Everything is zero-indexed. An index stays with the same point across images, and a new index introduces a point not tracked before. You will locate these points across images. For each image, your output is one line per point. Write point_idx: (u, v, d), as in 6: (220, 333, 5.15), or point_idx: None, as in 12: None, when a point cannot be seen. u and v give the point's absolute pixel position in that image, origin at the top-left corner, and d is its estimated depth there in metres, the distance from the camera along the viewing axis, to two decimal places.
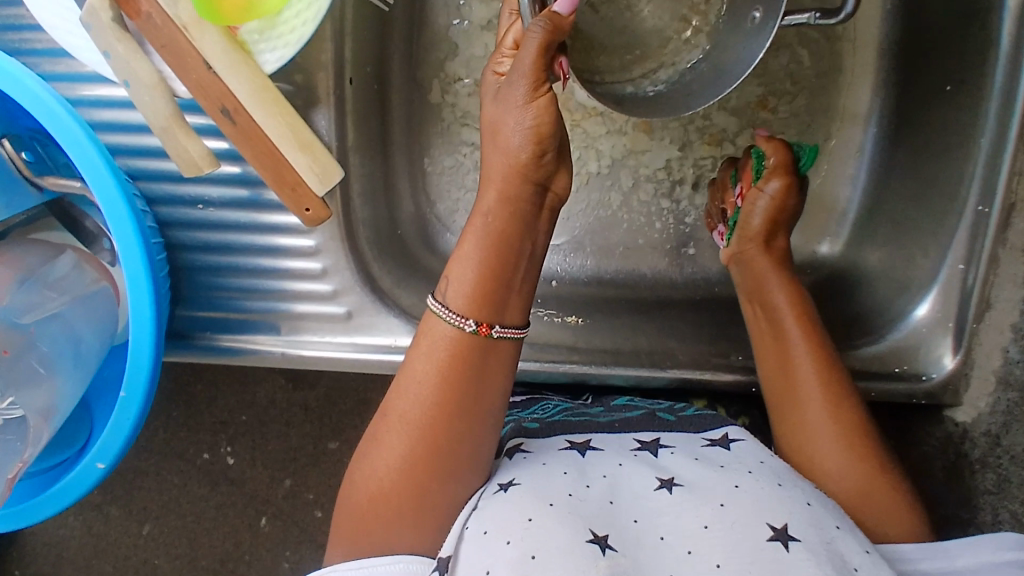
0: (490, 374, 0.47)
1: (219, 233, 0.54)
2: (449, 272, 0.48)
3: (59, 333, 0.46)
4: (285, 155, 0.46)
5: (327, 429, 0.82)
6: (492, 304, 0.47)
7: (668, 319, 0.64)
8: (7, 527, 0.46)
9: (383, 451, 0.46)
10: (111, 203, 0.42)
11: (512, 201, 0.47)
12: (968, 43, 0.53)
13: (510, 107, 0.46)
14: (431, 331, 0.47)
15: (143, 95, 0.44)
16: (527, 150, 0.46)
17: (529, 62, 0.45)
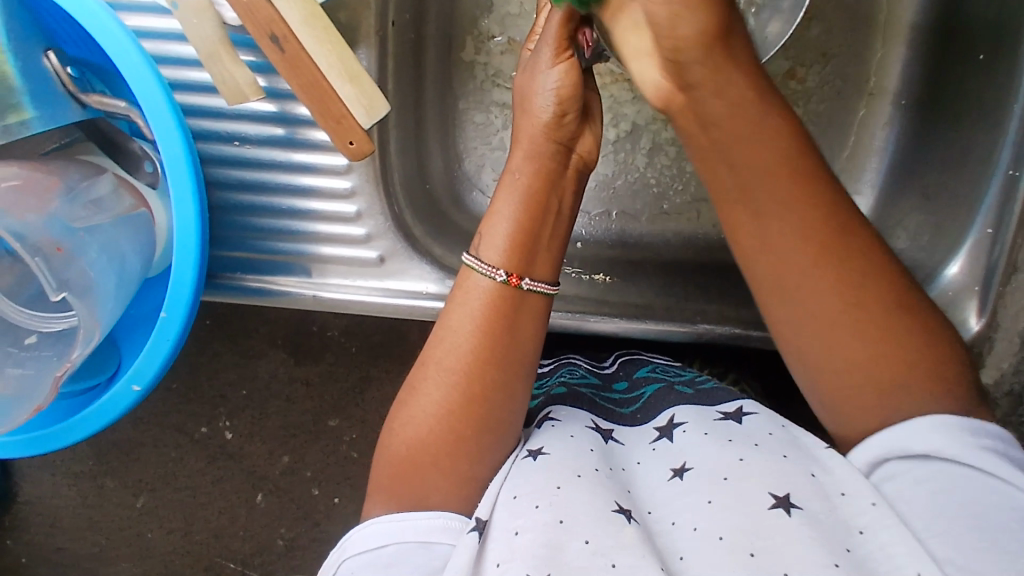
0: (524, 325, 0.45)
1: (254, 172, 0.54)
2: (483, 230, 0.47)
3: (107, 246, 0.45)
4: (332, 87, 0.46)
5: (327, 406, 0.81)
6: (523, 256, 0.46)
7: (688, 285, 0.64)
8: (43, 448, 0.46)
9: (420, 404, 0.44)
10: (161, 119, 0.43)
11: (539, 159, 0.47)
12: (1005, 7, 0.53)
13: (535, 74, 0.48)
14: (464, 282, 0.46)
15: (192, 19, 0.45)
16: (549, 110, 0.47)
17: (551, 30, 0.46)
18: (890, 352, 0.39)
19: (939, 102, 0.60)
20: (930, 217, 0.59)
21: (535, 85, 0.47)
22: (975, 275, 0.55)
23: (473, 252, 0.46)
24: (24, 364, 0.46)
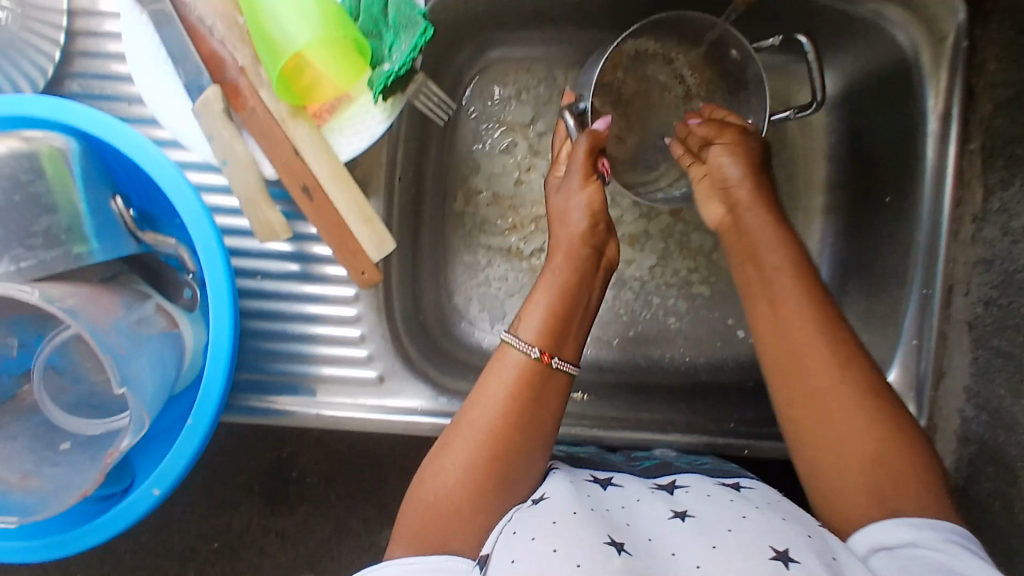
0: (551, 396, 0.52)
1: (271, 301, 0.61)
2: (522, 316, 0.55)
3: (154, 351, 0.48)
4: (350, 227, 0.54)
5: (303, 560, 0.84)
6: (554, 339, 0.54)
7: (660, 404, 0.71)
8: (60, 554, 0.49)
9: (452, 461, 0.50)
10: (209, 254, 0.49)
11: (576, 260, 0.57)
12: (900, 162, 0.65)
13: (570, 194, 0.59)
14: (503, 357, 0.53)
15: (237, 172, 0.53)
16: (584, 222, 0.58)
17: (580, 160, 0.59)
18: (815, 357, 0.48)
19: (861, 238, 0.71)
20: (865, 334, 0.67)
21: (571, 203, 0.59)
22: (908, 384, 0.63)
23: (512, 331, 0.54)
24: (56, 464, 0.49)
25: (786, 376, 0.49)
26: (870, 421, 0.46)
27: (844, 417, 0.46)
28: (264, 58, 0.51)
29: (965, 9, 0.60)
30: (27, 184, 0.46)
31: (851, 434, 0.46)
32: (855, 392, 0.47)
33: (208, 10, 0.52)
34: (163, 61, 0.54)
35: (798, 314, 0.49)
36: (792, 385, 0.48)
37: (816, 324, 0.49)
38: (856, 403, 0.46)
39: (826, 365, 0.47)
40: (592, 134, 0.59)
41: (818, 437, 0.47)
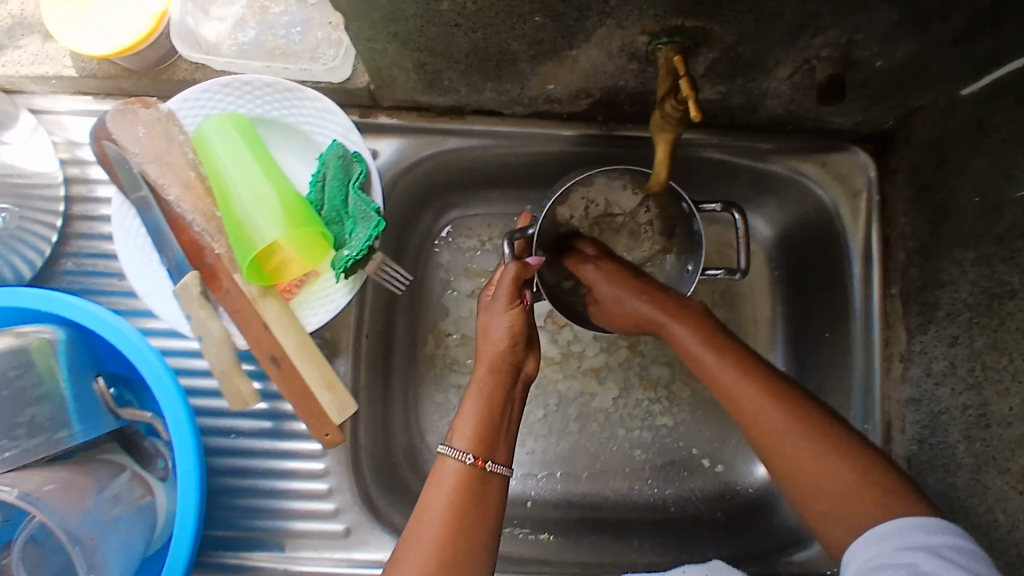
0: (488, 500, 0.55)
1: (244, 458, 0.65)
2: (453, 426, 0.58)
3: (122, 534, 0.53)
4: (314, 393, 0.59)
5: None
6: (486, 445, 0.56)
7: (626, 543, 0.73)
8: None
9: (403, 568, 0.51)
10: (181, 428, 0.54)
11: (497, 375, 0.60)
12: (832, 301, 0.70)
13: (493, 314, 0.61)
14: (441, 469, 0.56)
15: (212, 347, 0.58)
16: (505, 339, 0.60)
17: (506, 286, 0.60)
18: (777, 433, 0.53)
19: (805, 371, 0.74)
20: None
21: (495, 323, 0.60)
22: None
23: (447, 443, 0.57)
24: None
25: (768, 454, 0.53)
26: (843, 468, 0.50)
27: (820, 473, 0.50)
28: (236, 247, 0.57)
29: (874, 168, 0.68)
30: (17, 376, 0.52)
31: (831, 487, 0.50)
32: (815, 445, 0.51)
33: (188, 205, 0.58)
34: (145, 243, 0.61)
35: (745, 396, 0.55)
36: (772, 459, 0.53)
37: (761, 389, 0.55)
38: (824, 455, 0.51)
39: (786, 432, 0.52)
40: (519, 264, 0.61)
41: (812, 504, 0.51)
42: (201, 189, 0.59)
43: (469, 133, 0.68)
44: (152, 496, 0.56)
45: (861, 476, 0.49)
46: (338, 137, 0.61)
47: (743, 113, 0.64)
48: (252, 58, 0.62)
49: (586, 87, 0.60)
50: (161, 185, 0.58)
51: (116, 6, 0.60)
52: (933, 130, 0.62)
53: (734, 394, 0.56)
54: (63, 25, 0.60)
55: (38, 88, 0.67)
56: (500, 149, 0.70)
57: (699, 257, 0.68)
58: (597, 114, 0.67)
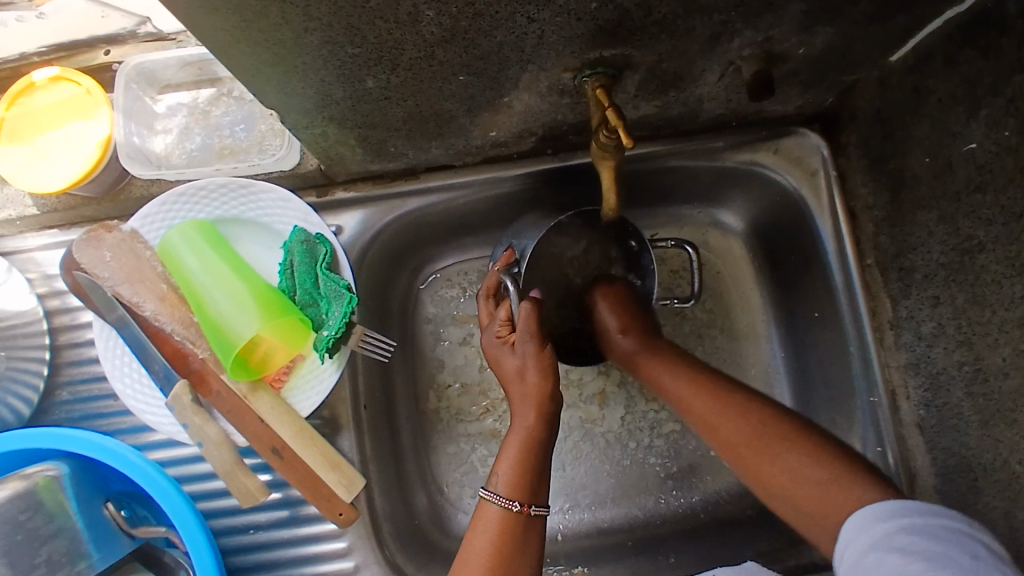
0: (528, 547, 0.54)
1: (267, 551, 0.65)
2: (495, 469, 0.57)
3: None
4: (320, 476, 0.59)
5: None
6: (529, 488, 0.56)
7: (661, 560, 0.73)
8: None
9: None
10: (193, 533, 0.55)
11: (542, 416, 0.59)
12: (815, 281, 0.70)
13: (522, 356, 0.60)
14: (483, 513, 0.55)
15: (213, 450, 0.59)
16: (546, 381, 0.60)
17: (530, 326, 0.60)
18: (746, 438, 0.55)
19: (805, 354, 0.74)
20: None
21: (529, 365, 0.60)
22: None
23: (487, 486, 0.56)
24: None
25: (739, 460, 0.55)
26: (809, 464, 0.51)
27: (787, 472, 0.52)
28: (217, 350, 0.58)
29: (826, 146, 0.69)
30: (28, 518, 0.52)
31: (802, 488, 0.50)
32: (779, 449, 0.53)
33: (165, 316, 0.59)
34: (133, 360, 0.62)
35: (712, 416, 0.57)
36: (743, 470, 0.55)
37: (734, 408, 0.57)
38: (798, 460, 0.52)
39: (749, 440, 0.55)
40: (533, 300, 0.61)
41: (786, 507, 0.52)
42: (175, 299, 0.60)
43: (427, 190, 0.69)
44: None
45: (836, 477, 0.49)
46: (300, 222, 0.62)
47: (686, 120, 0.65)
48: (202, 163, 0.63)
49: (527, 127, 0.61)
50: (135, 303, 0.59)
51: (69, 141, 0.62)
52: (872, 100, 0.63)
53: (695, 407, 0.59)
54: (19, 169, 0.61)
55: (8, 230, 0.68)
56: (460, 199, 0.71)
57: (652, 281, 0.71)
58: (546, 149, 0.68)
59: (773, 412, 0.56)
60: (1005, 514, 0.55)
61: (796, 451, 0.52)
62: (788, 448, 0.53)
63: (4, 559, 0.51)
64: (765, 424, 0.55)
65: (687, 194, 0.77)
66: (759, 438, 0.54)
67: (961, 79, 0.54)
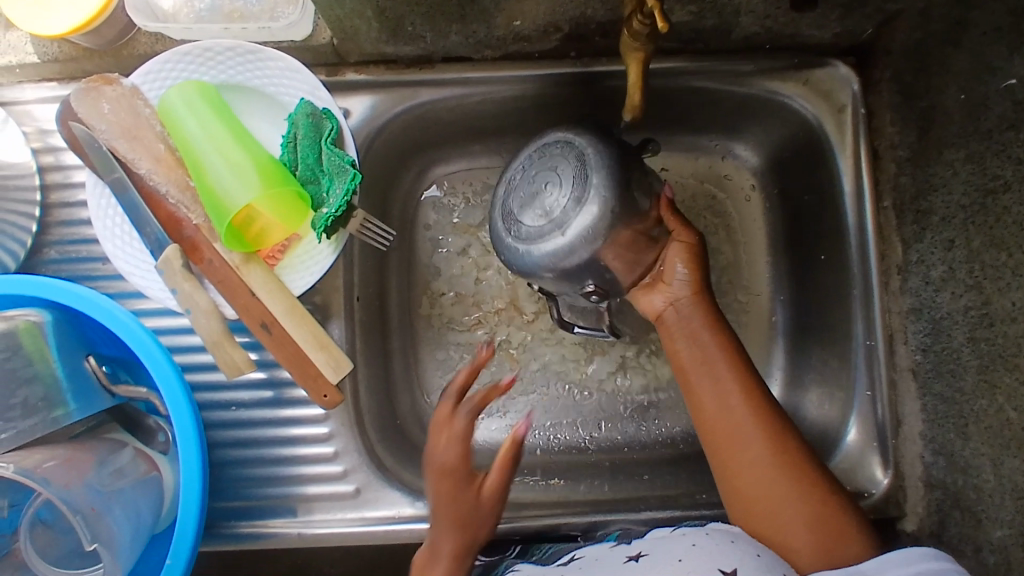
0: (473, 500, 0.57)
1: (248, 429, 0.65)
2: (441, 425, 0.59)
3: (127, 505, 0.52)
4: (308, 355, 0.58)
5: None
6: (465, 529, 0.56)
7: (638, 481, 0.72)
8: None
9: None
10: (174, 394, 0.53)
11: (458, 503, 0.56)
12: (827, 221, 0.69)
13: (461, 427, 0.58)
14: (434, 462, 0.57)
15: (201, 318, 0.57)
16: (456, 426, 0.58)
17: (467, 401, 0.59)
18: (763, 460, 0.54)
19: (806, 295, 0.73)
20: (827, 390, 0.68)
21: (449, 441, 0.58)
22: (869, 434, 0.65)
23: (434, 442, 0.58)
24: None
25: (729, 480, 0.55)
26: (773, 468, 0.54)
27: (751, 466, 0.55)
28: (213, 216, 0.56)
29: (857, 80, 0.66)
30: (6, 359, 0.51)
31: (759, 476, 0.54)
32: (792, 489, 0.53)
33: (161, 178, 0.57)
34: (125, 222, 0.60)
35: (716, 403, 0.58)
36: (729, 473, 0.55)
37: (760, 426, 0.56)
38: (798, 504, 0.52)
39: (766, 466, 0.54)
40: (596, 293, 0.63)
41: (756, 523, 0.53)
42: (172, 161, 0.58)
43: (441, 83, 0.66)
44: (157, 471, 0.55)
45: (819, 508, 0.52)
46: (307, 95, 0.60)
47: (717, 36, 0.63)
48: (210, 24, 0.60)
49: (553, 20, 0.59)
50: (131, 160, 0.57)
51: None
52: (911, 31, 0.60)
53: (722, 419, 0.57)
54: (22, 10, 0.58)
55: (4, 79, 0.66)
56: (475, 96, 0.68)
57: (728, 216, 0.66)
58: (569, 50, 0.65)
59: (792, 436, 0.56)
60: (992, 460, 0.55)
61: (793, 476, 0.53)
62: (774, 453, 0.55)
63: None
64: (785, 460, 0.54)
65: (707, 122, 0.74)
66: (766, 443, 0.55)
67: (1007, 12, 0.51)
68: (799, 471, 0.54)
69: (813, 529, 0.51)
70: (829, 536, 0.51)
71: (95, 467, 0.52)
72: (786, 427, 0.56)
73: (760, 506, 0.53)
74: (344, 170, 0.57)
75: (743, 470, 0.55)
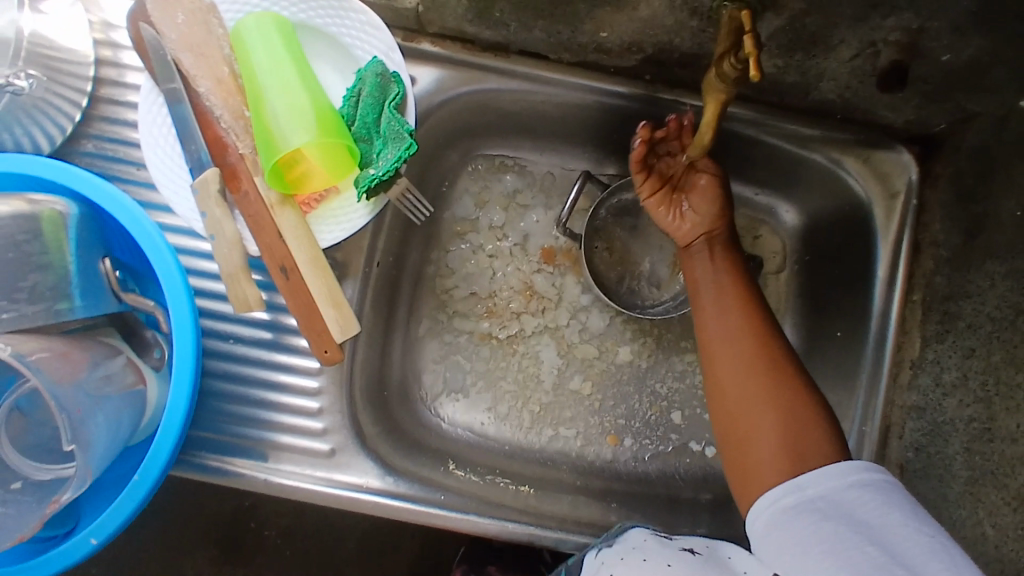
0: None
1: (238, 365, 0.64)
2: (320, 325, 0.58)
3: (111, 414, 0.51)
4: (319, 308, 0.58)
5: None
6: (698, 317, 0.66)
7: (605, 506, 0.71)
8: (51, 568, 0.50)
9: None
10: (182, 317, 0.53)
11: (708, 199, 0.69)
12: (852, 300, 0.69)
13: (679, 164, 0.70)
14: None
15: (223, 247, 0.57)
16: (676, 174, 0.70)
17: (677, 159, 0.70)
18: (749, 390, 0.58)
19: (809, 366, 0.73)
20: None
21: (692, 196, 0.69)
22: None
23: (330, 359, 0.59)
24: (7, 505, 0.49)
25: (725, 421, 0.59)
26: (758, 388, 0.58)
27: (737, 390, 0.59)
28: (260, 150, 0.56)
29: (916, 171, 0.66)
30: (23, 241, 0.51)
31: (742, 405, 0.58)
32: (775, 399, 0.57)
33: (218, 100, 0.57)
34: (170, 134, 0.59)
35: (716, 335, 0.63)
36: (723, 405, 0.59)
37: (745, 359, 0.60)
38: (774, 416, 0.56)
39: (749, 390, 0.58)
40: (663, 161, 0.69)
41: (746, 456, 0.56)
42: (232, 86, 0.58)
43: (511, 73, 0.66)
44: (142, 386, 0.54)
45: (801, 412, 0.55)
46: (379, 55, 0.59)
47: (794, 93, 0.63)
48: None
49: (639, 39, 0.59)
50: (192, 76, 0.57)
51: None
52: (981, 137, 0.60)
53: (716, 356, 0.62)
54: None
55: None
56: (541, 94, 0.68)
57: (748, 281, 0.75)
58: (643, 73, 0.65)
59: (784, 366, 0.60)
60: None
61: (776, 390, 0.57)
62: (764, 376, 0.59)
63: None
64: (771, 377, 0.58)
65: (757, 175, 0.74)
66: (756, 370, 0.59)
67: None
68: (784, 385, 0.58)
69: (786, 446, 0.53)
70: (805, 455, 0.52)
71: (89, 368, 0.51)
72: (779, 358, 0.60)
73: (750, 423, 0.57)
74: (401, 136, 0.57)
75: (734, 405, 0.59)
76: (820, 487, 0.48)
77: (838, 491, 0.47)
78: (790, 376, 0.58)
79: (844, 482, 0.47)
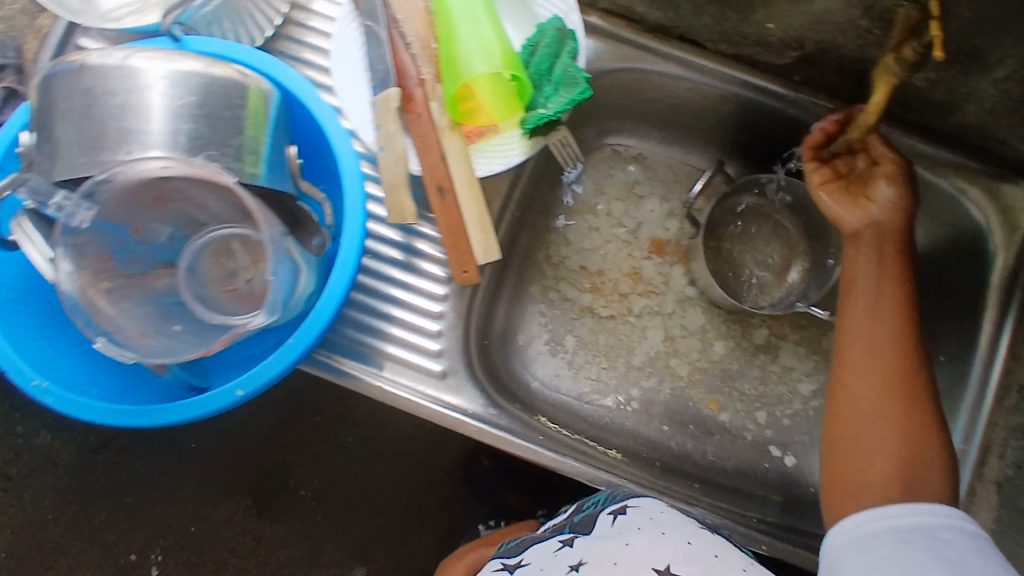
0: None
1: (368, 277, 0.68)
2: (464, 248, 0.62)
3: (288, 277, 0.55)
4: (467, 230, 0.62)
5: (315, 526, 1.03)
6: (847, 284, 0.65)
7: (685, 484, 0.73)
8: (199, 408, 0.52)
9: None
10: (353, 197, 0.56)
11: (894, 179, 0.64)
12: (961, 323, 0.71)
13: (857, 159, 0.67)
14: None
15: (390, 160, 0.62)
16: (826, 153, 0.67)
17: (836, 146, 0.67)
18: (875, 400, 0.59)
19: None
20: None
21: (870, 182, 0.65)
22: None
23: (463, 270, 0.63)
24: (171, 338, 0.55)
25: (835, 409, 0.62)
26: (887, 407, 0.59)
27: (865, 395, 0.60)
28: (445, 79, 0.62)
29: None
30: (237, 104, 0.52)
31: (864, 416, 0.59)
32: (900, 424, 0.58)
33: (411, 29, 0.62)
34: (357, 57, 0.65)
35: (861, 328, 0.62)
36: (841, 402, 0.61)
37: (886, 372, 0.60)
38: (891, 442, 0.58)
39: (881, 404, 0.59)
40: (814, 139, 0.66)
41: (843, 446, 0.60)
42: (424, 20, 0.63)
43: (667, 57, 0.71)
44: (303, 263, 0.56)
45: (914, 446, 0.58)
46: (559, 14, 0.64)
47: (936, 113, 0.66)
48: None
49: (802, 36, 0.63)
50: (392, 4, 0.62)
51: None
52: None
53: (853, 352, 0.62)
54: None
55: None
56: (689, 83, 0.72)
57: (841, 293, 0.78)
58: (793, 74, 0.69)
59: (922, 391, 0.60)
60: None
61: (902, 418, 0.58)
62: (901, 397, 0.59)
63: (207, 119, 0.51)
64: (903, 404, 0.59)
65: None
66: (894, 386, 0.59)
67: None
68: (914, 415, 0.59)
69: (894, 476, 0.57)
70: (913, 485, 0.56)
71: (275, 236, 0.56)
72: (920, 383, 0.60)
73: (858, 433, 0.59)
74: (577, 82, 0.62)
75: (851, 406, 0.60)
76: (916, 521, 0.52)
77: (931, 528, 0.51)
78: (927, 419, 0.59)
79: (934, 521, 0.52)
